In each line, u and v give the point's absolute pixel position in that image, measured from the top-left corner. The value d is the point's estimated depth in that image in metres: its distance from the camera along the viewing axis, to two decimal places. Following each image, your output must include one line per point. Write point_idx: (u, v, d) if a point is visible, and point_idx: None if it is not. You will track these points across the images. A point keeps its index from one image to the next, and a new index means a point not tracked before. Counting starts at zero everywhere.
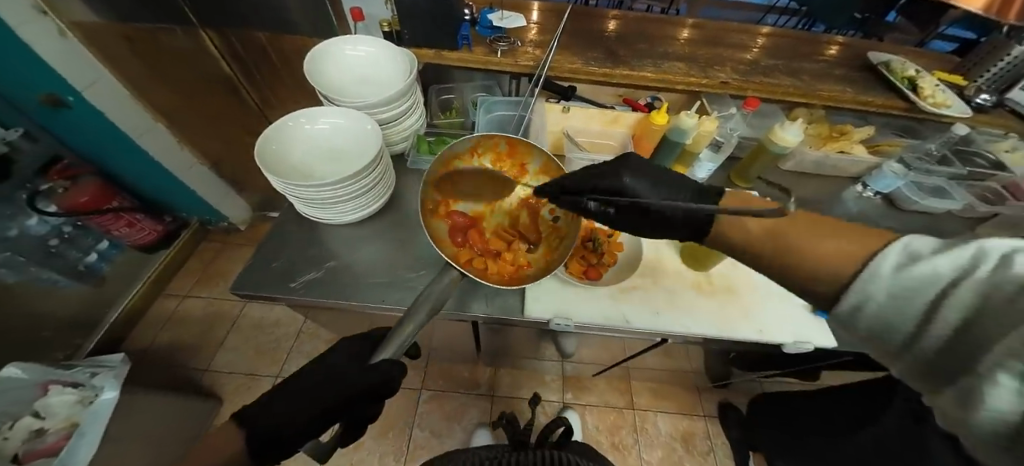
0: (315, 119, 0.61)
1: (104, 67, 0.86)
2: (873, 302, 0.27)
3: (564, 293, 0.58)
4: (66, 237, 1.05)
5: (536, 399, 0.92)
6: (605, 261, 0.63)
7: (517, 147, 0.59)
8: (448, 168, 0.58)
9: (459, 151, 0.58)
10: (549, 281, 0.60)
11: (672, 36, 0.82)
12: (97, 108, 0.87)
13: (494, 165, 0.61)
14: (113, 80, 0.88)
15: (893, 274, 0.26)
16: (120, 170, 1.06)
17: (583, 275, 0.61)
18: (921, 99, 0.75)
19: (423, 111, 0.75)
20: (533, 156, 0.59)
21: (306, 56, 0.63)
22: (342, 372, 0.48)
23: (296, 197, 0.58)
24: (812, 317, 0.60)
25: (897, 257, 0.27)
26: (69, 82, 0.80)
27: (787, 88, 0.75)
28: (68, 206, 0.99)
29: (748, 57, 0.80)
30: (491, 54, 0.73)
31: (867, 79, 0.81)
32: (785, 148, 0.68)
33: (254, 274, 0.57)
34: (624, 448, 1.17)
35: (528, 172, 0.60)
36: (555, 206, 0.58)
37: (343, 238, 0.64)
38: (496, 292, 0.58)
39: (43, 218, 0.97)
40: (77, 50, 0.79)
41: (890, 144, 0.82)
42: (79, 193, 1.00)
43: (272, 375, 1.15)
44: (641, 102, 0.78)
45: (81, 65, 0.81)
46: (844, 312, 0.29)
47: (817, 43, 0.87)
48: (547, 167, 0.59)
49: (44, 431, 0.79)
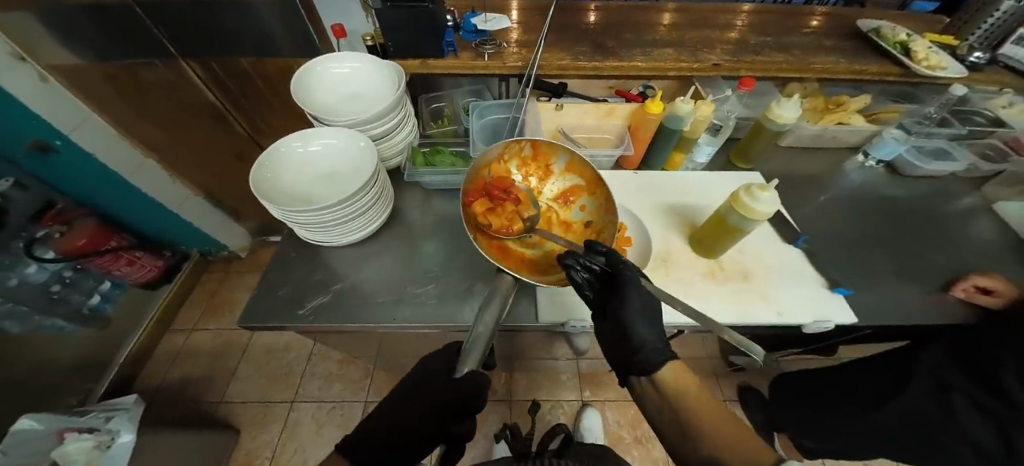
0: (307, 141, 0.60)
1: (91, 109, 0.86)
2: None
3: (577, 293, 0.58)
4: (67, 282, 1.03)
5: (535, 408, 0.91)
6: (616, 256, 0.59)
7: (540, 149, 0.61)
8: (479, 178, 0.59)
9: (489, 158, 0.59)
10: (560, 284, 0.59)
11: (656, 23, 0.81)
12: (85, 149, 0.87)
13: (520, 170, 0.62)
14: (100, 122, 0.89)
15: None
16: (115, 209, 1.05)
17: None
18: (915, 63, 0.74)
19: (414, 123, 0.74)
20: (556, 155, 0.61)
21: (292, 77, 0.62)
22: None
23: (296, 222, 0.57)
24: (828, 295, 0.59)
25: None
26: (54, 125, 0.80)
27: (779, 64, 0.74)
28: (65, 250, 0.97)
29: (735, 37, 0.79)
30: (478, 58, 0.72)
31: (858, 48, 0.80)
32: (784, 125, 0.67)
33: (261, 304, 0.56)
34: (647, 440, 1.17)
35: (553, 172, 0.62)
36: (584, 200, 0.61)
37: (347, 259, 0.63)
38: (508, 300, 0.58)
39: (42, 265, 0.95)
40: (59, 93, 0.80)
41: (888, 111, 0.81)
42: (76, 236, 0.98)
43: (287, 400, 1.15)
44: (633, 93, 0.77)
45: (66, 108, 0.82)
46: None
47: (801, 16, 0.86)
48: (571, 164, 0.61)
49: None
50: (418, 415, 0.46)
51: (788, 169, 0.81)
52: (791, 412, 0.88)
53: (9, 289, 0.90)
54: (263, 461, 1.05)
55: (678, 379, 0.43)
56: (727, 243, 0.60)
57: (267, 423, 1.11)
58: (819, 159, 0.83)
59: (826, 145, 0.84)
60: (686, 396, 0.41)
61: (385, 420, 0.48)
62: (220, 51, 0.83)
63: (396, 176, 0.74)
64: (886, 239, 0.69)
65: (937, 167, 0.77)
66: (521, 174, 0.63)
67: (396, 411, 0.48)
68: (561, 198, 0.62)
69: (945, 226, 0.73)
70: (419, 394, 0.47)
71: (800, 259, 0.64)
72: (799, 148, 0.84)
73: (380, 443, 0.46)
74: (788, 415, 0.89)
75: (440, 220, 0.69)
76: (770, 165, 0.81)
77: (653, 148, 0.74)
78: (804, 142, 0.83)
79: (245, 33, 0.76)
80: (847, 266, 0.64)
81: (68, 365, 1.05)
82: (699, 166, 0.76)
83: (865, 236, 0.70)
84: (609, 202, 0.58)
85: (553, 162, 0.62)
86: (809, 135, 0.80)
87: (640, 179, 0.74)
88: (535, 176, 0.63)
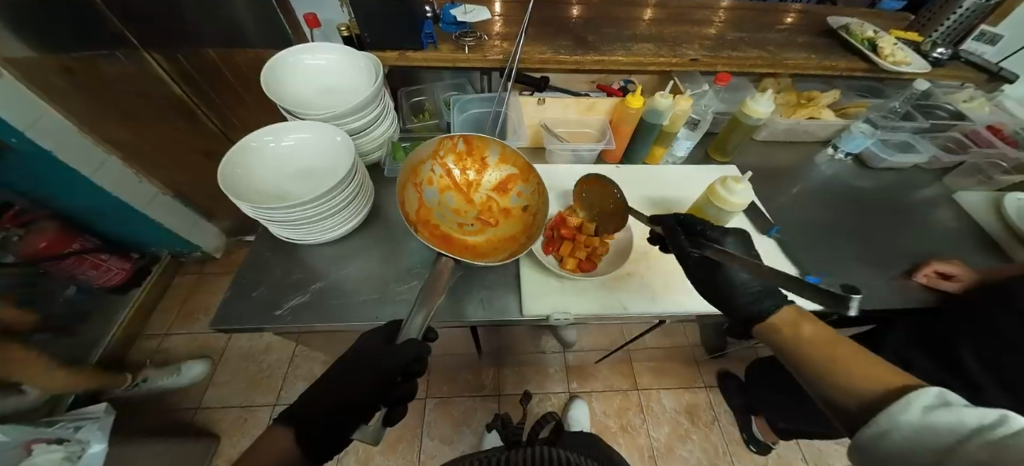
0: (280, 136, 0.58)
1: (47, 105, 0.80)
2: (899, 431, 0.27)
3: (561, 287, 0.58)
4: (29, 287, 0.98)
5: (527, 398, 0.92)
6: (598, 250, 0.61)
7: (472, 143, 0.61)
8: (415, 174, 0.59)
9: (421, 155, 0.59)
10: (544, 278, 0.59)
11: (636, 18, 0.82)
12: (44, 147, 0.81)
13: (456, 165, 0.62)
14: (58, 118, 0.82)
15: (923, 415, 0.27)
16: (80, 209, 0.99)
17: (578, 268, 0.59)
18: (881, 58, 0.77)
19: (394, 116, 0.73)
20: (489, 148, 0.61)
21: (262, 69, 0.59)
22: (351, 374, 0.46)
23: (271, 221, 0.55)
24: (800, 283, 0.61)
25: (928, 401, 0.27)
26: (11, 122, 0.74)
27: (754, 59, 0.75)
28: (24, 253, 0.93)
29: (713, 33, 0.81)
30: (458, 51, 0.71)
31: (830, 44, 0.82)
32: (759, 120, 0.69)
33: (237, 305, 0.55)
34: (632, 428, 1.19)
35: (488, 164, 0.63)
36: (520, 187, 0.61)
37: (327, 257, 0.62)
38: (492, 295, 0.58)
39: None
40: (19, 88, 0.74)
41: (856, 106, 0.84)
42: (38, 238, 0.93)
43: (269, 403, 1.12)
44: (615, 87, 0.78)
45: (24, 104, 0.76)
46: (869, 437, 0.29)
47: (777, 12, 0.88)
48: (505, 155, 0.62)
49: None
50: (363, 386, 0.46)
51: (764, 162, 0.83)
52: (766, 396, 0.92)
53: None
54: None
55: (791, 328, 0.41)
56: None
57: (249, 427, 1.08)
58: (793, 152, 0.86)
59: (800, 138, 0.86)
60: (797, 339, 0.39)
61: (332, 386, 0.47)
62: (188, 44, 0.79)
63: (376, 171, 0.73)
64: (855, 228, 0.72)
65: (901, 159, 0.81)
66: (459, 170, 0.63)
67: (341, 383, 0.47)
68: (499, 188, 0.63)
69: (909, 215, 0.76)
70: (355, 369, 0.46)
71: (774, 249, 0.66)
72: (775, 142, 0.86)
73: (331, 406, 0.45)
74: (764, 399, 0.93)
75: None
76: (748, 158, 0.83)
77: (635, 141, 0.74)
78: (778, 136, 0.85)
79: (214, 23, 0.73)
80: (819, 255, 0.67)
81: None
82: (678, 159, 0.77)
83: (835, 226, 0.72)
84: (540, 187, 0.59)
85: (487, 154, 0.62)
86: (783, 129, 0.83)
87: (620, 173, 0.75)
88: (472, 170, 0.63)
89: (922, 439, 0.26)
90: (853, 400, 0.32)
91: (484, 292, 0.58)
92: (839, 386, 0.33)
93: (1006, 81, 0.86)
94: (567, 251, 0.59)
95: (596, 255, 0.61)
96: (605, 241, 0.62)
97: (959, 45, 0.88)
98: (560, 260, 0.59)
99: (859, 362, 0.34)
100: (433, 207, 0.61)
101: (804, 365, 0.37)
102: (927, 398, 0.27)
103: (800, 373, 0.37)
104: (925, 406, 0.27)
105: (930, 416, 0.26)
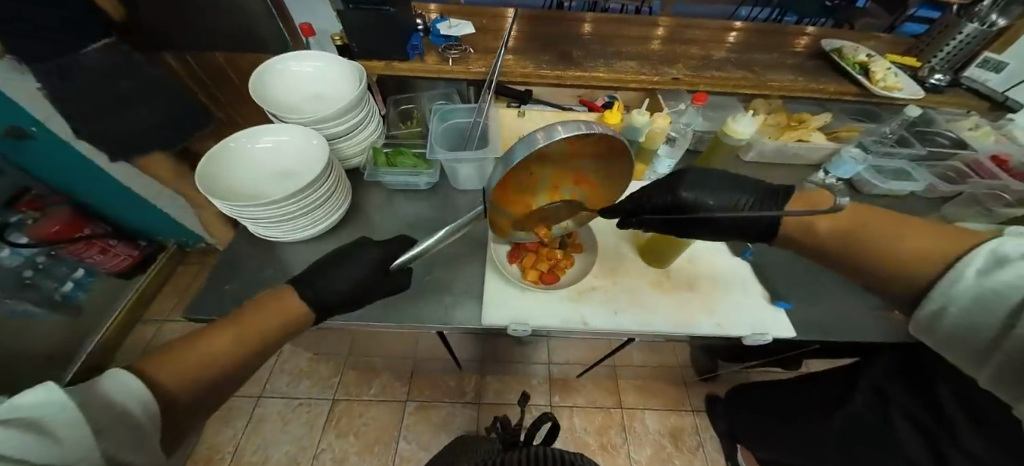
0: (261, 138, 0.61)
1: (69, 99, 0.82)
2: (953, 304, 0.33)
3: (522, 298, 0.58)
4: (41, 267, 1.05)
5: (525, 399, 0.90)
6: (562, 263, 0.61)
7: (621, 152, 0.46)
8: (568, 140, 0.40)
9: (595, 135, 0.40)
10: (506, 288, 0.59)
11: (625, 36, 0.82)
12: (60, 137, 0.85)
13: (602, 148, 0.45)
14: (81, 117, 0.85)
15: (976, 278, 0.32)
16: (92, 198, 1.05)
17: (539, 280, 0.60)
18: (872, 84, 0.76)
19: (379, 123, 0.75)
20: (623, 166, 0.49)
21: (252, 75, 0.63)
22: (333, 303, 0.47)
23: (244, 218, 0.57)
24: (770, 310, 0.60)
25: (984, 260, 0.32)
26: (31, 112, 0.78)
27: (736, 80, 0.75)
28: (39, 236, 1.00)
29: (701, 53, 0.81)
30: (442, 63, 0.73)
31: (822, 67, 0.81)
32: (739, 140, 0.68)
33: (207, 296, 0.57)
34: (613, 447, 1.17)
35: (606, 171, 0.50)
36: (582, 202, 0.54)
37: (300, 255, 0.64)
38: (453, 301, 0.58)
39: (15, 249, 0.97)
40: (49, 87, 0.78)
41: (848, 130, 0.82)
42: (51, 222, 1.00)
43: (254, 395, 1.19)
44: (597, 102, 0.78)
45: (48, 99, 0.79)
46: (929, 317, 0.35)
47: (773, 34, 0.88)
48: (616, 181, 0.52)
49: None
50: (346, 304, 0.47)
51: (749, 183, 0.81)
52: (745, 423, 0.89)
53: None
54: (225, 456, 1.08)
55: (809, 230, 0.42)
56: (676, 253, 0.62)
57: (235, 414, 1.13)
58: (783, 174, 0.83)
59: (789, 160, 0.84)
60: (833, 233, 0.41)
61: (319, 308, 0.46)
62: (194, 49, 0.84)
63: (359, 175, 0.75)
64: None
65: (897, 186, 0.77)
66: (590, 151, 0.45)
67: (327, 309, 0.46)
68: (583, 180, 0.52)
69: None
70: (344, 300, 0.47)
71: (747, 272, 0.65)
72: (763, 163, 0.84)
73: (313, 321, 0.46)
74: (745, 423, 0.89)
75: (398, 221, 0.70)
76: None
77: None
78: (767, 157, 0.83)
79: (221, 29, 0.78)
80: (794, 281, 0.65)
81: (39, 352, 1.07)
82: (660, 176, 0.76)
83: None
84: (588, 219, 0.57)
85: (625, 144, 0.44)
86: (771, 150, 0.81)
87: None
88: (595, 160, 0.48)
89: (978, 310, 0.32)
90: (905, 276, 0.36)
91: (445, 299, 0.58)
92: (887, 264, 0.37)
93: (1013, 110, 0.82)
94: (528, 263, 0.60)
95: (559, 269, 0.61)
96: (569, 254, 0.63)
97: (958, 71, 0.85)
98: (523, 271, 0.60)
99: (913, 239, 0.36)
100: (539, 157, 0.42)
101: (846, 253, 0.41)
102: (981, 259, 0.32)
103: (842, 257, 0.41)
104: (979, 273, 0.32)
105: (981, 276, 0.31)
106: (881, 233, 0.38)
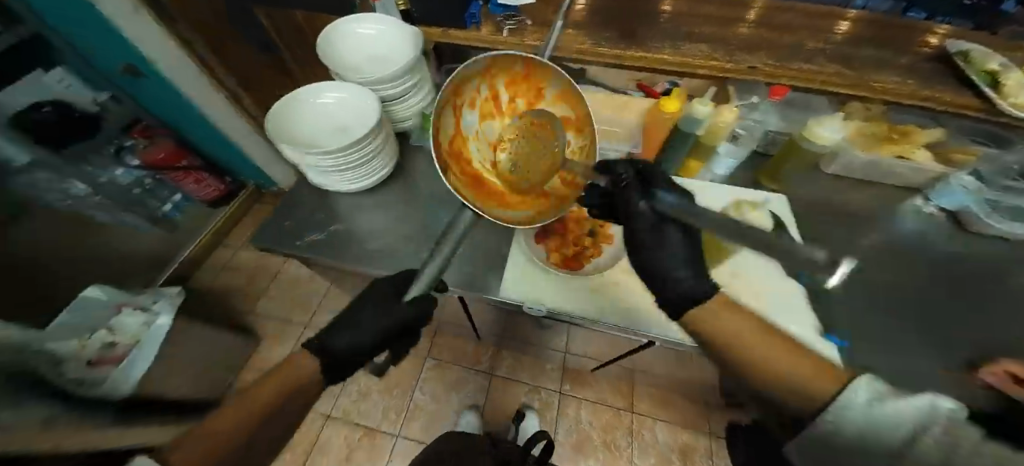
0: (322, 93, 0.65)
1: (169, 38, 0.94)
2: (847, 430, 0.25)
3: (542, 279, 0.58)
4: (148, 188, 1.26)
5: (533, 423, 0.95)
6: (588, 251, 0.60)
7: (534, 68, 0.52)
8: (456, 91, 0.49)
9: (470, 72, 0.49)
10: (528, 267, 0.59)
11: (706, 15, 0.74)
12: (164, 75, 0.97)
13: (508, 88, 0.53)
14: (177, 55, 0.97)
15: (865, 406, 0.24)
16: (190, 135, 1.19)
17: (562, 264, 0.59)
18: (999, 99, 0.61)
19: (432, 90, 0.76)
20: (551, 81, 0.53)
21: (320, 34, 0.67)
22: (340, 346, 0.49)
23: (301, 164, 0.63)
24: (816, 341, 0.54)
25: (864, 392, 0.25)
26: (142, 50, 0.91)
27: (830, 75, 0.64)
28: (148, 161, 1.19)
29: (795, 42, 0.70)
30: (497, 34, 0.72)
31: (947, 70, 0.66)
32: (823, 145, 0.60)
33: (269, 228, 0.64)
34: (615, 448, 1.15)
35: (546, 96, 0.55)
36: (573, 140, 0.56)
37: (347, 207, 0.69)
38: (478, 270, 0.59)
39: (128, 169, 1.18)
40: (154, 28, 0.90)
41: (964, 152, 0.66)
42: (156, 150, 1.19)
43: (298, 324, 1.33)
44: (656, 89, 0.73)
45: (154, 38, 0.91)
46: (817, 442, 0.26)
47: (898, 23, 0.72)
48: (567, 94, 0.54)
49: (116, 343, 0.98)
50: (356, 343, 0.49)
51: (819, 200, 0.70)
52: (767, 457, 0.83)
53: (100, 184, 1.14)
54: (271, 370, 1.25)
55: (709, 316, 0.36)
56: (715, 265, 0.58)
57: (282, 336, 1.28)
58: (869, 195, 0.72)
59: (884, 179, 0.72)
60: (731, 335, 0.33)
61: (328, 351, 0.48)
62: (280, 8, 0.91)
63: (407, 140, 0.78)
64: None
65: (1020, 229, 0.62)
66: (508, 96, 0.54)
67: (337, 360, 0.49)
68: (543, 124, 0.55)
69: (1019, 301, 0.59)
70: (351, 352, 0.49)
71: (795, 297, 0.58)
72: (845, 177, 0.73)
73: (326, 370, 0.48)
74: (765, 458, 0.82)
75: (438, 188, 0.72)
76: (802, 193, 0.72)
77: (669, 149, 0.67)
78: (854, 171, 0.71)
79: None
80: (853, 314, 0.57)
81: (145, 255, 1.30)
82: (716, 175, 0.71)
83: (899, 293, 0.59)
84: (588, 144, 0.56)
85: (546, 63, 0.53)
86: (860, 164, 0.69)
87: None
88: (524, 100, 0.55)
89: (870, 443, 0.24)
90: (793, 399, 0.28)
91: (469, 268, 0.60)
92: (768, 373, 0.30)
93: None
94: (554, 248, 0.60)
95: (585, 257, 0.60)
96: (598, 243, 0.61)
97: None
98: (547, 254, 0.60)
99: (801, 355, 0.30)
100: (471, 135, 0.54)
101: (726, 342, 0.33)
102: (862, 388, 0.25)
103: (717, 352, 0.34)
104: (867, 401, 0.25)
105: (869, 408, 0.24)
106: (756, 342, 0.32)
